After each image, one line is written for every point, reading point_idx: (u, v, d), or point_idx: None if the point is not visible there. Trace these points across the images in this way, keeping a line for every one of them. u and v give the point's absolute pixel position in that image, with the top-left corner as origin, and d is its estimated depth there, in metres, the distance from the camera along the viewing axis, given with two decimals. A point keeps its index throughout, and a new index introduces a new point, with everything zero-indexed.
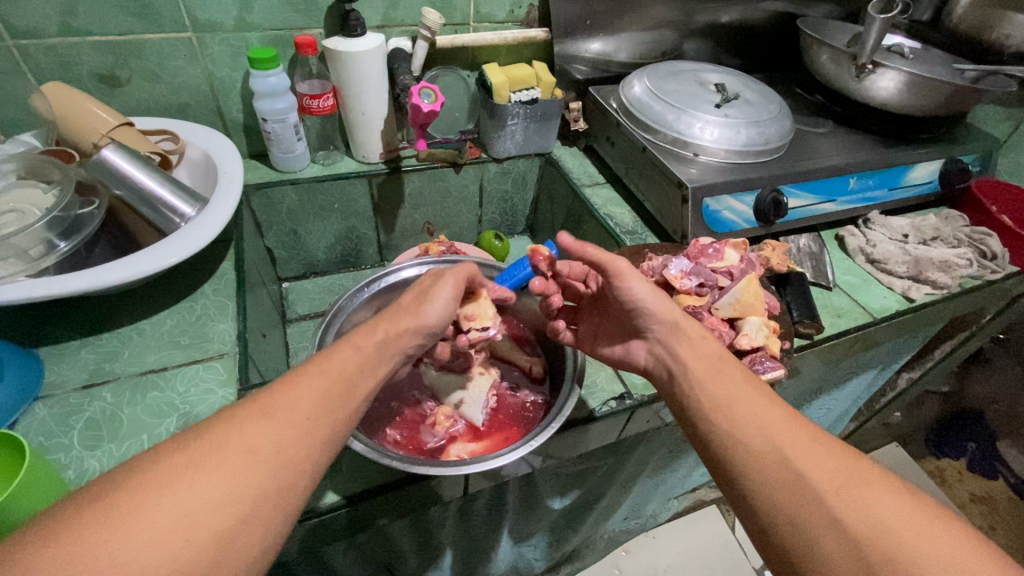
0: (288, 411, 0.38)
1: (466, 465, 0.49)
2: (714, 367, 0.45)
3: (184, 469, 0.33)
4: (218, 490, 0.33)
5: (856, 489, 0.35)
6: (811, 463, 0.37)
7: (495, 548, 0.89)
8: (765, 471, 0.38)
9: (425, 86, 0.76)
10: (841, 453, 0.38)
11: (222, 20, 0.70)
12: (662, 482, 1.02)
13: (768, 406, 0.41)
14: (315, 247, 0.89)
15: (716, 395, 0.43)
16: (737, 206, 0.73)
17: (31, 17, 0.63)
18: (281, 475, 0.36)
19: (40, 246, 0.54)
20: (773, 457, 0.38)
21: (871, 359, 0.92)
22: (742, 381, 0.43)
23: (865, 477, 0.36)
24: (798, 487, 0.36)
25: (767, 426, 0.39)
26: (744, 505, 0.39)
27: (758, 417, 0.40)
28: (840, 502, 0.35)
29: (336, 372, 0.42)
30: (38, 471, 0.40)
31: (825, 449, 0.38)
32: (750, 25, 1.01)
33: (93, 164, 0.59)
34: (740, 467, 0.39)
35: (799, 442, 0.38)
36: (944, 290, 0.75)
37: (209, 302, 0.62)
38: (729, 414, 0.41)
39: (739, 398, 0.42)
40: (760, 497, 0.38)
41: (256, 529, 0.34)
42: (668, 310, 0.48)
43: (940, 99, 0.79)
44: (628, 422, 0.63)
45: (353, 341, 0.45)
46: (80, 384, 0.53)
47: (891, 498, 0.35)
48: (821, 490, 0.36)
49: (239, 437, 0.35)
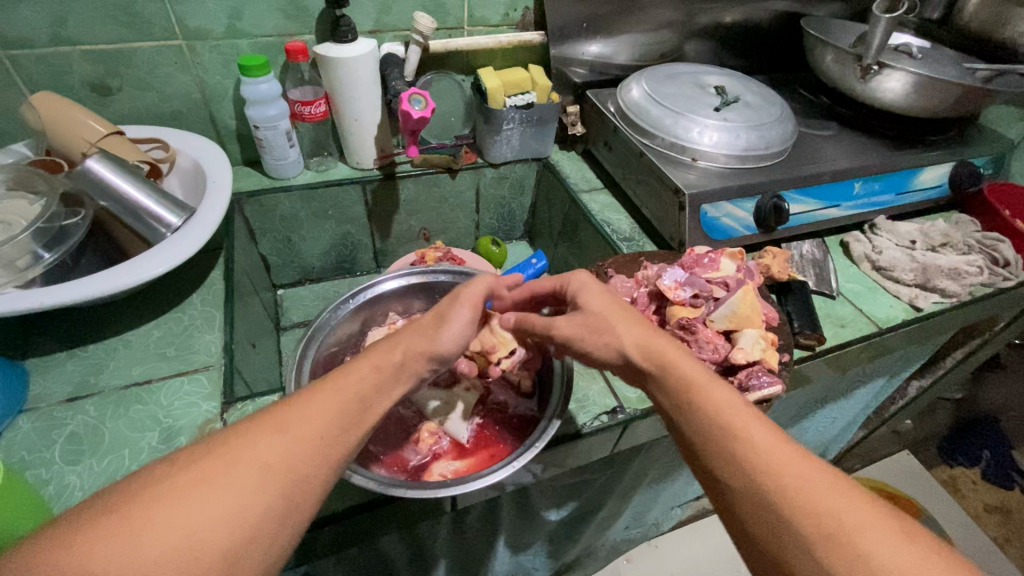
0: (301, 427, 0.37)
1: (446, 488, 0.48)
2: (693, 397, 0.42)
3: (196, 484, 0.32)
4: (226, 509, 0.32)
5: (849, 536, 0.33)
6: (803, 506, 0.35)
7: (492, 559, 0.87)
8: (757, 511, 0.36)
9: (416, 93, 0.74)
10: (840, 494, 0.35)
11: (212, 28, 0.70)
12: (663, 490, 1.00)
13: (762, 437, 0.38)
14: (310, 253, 0.89)
15: (700, 432, 0.40)
16: (736, 213, 0.71)
17: (19, 26, 0.63)
18: (289, 492, 0.35)
19: (26, 258, 0.54)
20: (762, 497, 0.36)
21: (879, 368, 0.89)
22: (729, 411, 0.40)
23: (864, 521, 0.34)
24: (787, 529, 0.35)
25: (761, 461, 0.37)
26: (741, 534, 0.38)
27: (752, 447, 0.38)
28: (829, 550, 0.33)
29: (351, 391, 0.40)
30: (12, 491, 0.40)
31: (824, 486, 0.36)
32: (753, 24, 0.99)
33: (78, 175, 0.58)
34: (733, 500, 0.38)
35: (788, 481, 0.36)
36: (953, 299, 0.72)
37: (197, 312, 0.62)
38: (722, 446, 0.39)
39: (736, 422, 0.39)
40: (756, 535, 0.37)
41: (263, 545, 0.33)
42: (637, 343, 0.46)
43: (950, 100, 0.76)
44: (623, 437, 0.61)
45: (371, 359, 0.43)
46: (64, 398, 0.52)
47: (888, 544, 0.33)
48: (808, 536, 0.34)
49: (253, 452, 0.35)
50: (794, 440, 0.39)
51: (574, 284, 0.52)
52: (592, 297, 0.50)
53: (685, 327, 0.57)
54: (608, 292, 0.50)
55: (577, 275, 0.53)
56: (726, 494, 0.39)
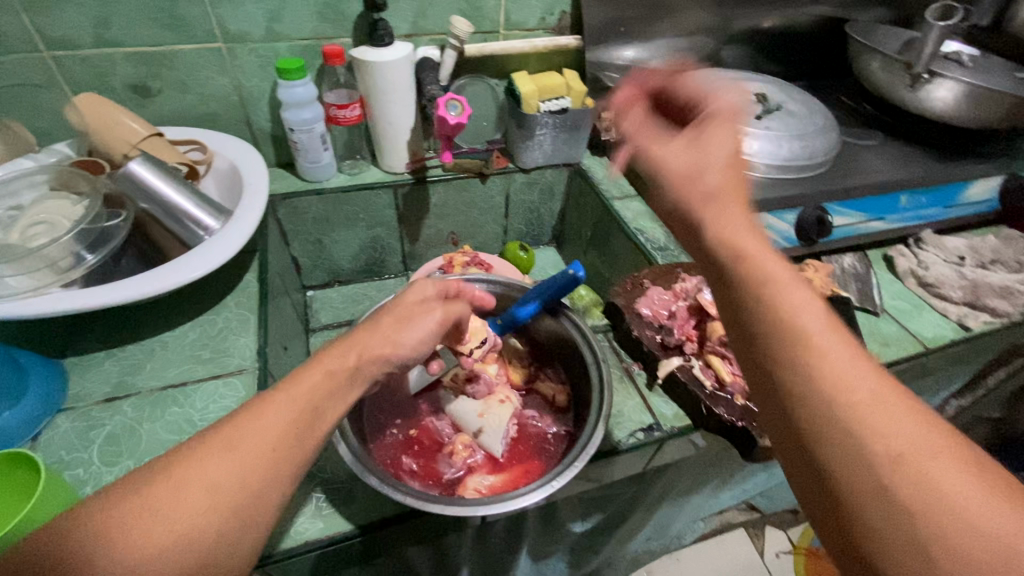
0: (253, 442, 0.35)
1: (482, 506, 0.47)
2: (759, 291, 0.34)
3: (134, 515, 0.31)
4: (169, 536, 0.31)
5: (921, 458, 0.27)
6: (872, 423, 0.28)
7: (514, 569, 0.86)
8: (816, 426, 0.30)
9: (453, 98, 0.74)
10: (911, 410, 0.28)
11: (251, 31, 0.70)
12: (688, 504, 0.98)
13: (829, 339, 0.31)
14: (339, 256, 0.89)
15: (762, 331, 0.33)
16: (777, 224, 0.69)
17: (65, 28, 0.64)
18: (244, 512, 0.34)
19: (70, 258, 0.55)
20: (827, 409, 0.29)
21: (920, 387, 0.85)
22: (801, 309, 0.32)
23: (945, 447, 0.27)
24: (836, 440, 0.29)
25: (824, 367, 0.30)
26: (788, 450, 0.32)
27: (817, 352, 0.31)
28: (896, 473, 0.27)
29: (304, 398, 0.39)
30: (54, 492, 0.40)
31: (899, 404, 0.29)
32: (794, 29, 0.96)
33: (120, 178, 0.59)
34: (792, 408, 0.31)
35: (856, 393, 0.29)
36: (1005, 319, 0.69)
37: (232, 314, 0.62)
38: (785, 348, 0.32)
39: (804, 320, 0.32)
40: (808, 453, 0.30)
41: (216, 567, 0.32)
42: (711, 210, 0.38)
43: (1004, 111, 0.73)
44: (657, 454, 0.59)
45: (323, 363, 0.42)
46: (102, 398, 0.53)
47: (966, 472, 0.26)
48: (874, 457, 0.27)
49: (200, 475, 0.33)
50: (866, 350, 0.31)
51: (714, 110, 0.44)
52: (720, 133, 0.41)
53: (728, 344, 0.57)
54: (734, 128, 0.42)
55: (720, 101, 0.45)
56: (769, 390, 0.33)
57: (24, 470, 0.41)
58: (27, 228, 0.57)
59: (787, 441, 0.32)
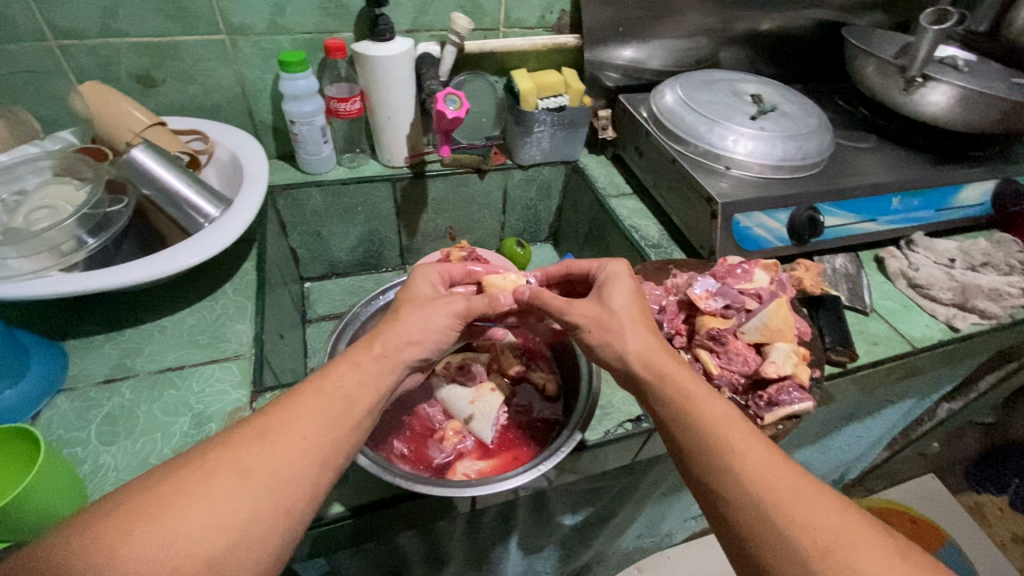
0: (285, 433, 0.38)
1: (470, 488, 0.49)
2: (687, 408, 0.44)
3: (174, 495, 0.34)
4: (207, 516, 0.33)
5: (841, 550, 0.35)
6: (796, 523, 0.37)
7: (504, 561, 0.87)
8: (760, 531, 0.38)
9: (451, 93, 0.75)
10: (835, 518, 0.37)
11: (255, 24, 0.71)
12: (678, 501, 0.99)
13: (748, 448, 0.41)
14: (338, 248, 0.90)
15: (697, 445, 0.42)
16: (770, 223, 0.70)
17: (72, 17, 0.65)
18: (274, 495, 0.36)
19: (71, 242, 0.55)
20: (761, 515, 0.38)
21: (908, 389, 0.86)
22: (727, 424, 0.43)
23: (857, 539, 0.36)
24: (783, 551, 0.36)
25: (753, 478, 0.39)
26: (742, 556, 0.39)
27: (746, 465, 0.40)
28: (824, 564, 0.35)
29: (333, 390, 0.42)
30: (54, 465, 0.42)
31: (819, 507, 0.38)
32: (791, 33, 0.97)
33: (122, 164, 0.60)
34: (737, 515, 0.39)
35: (783, 499, 0.38)
36: (994, 321, 0.70)
37: (229, 302, 0.63)
38: (722, 462, 0.41)
39: (734, 435, 0.42)
40: (755, 555, 0.38)
41: (251, 549, 0.34)
42: (637, 359, 0.48)
43: (996, 116, 0.74)
44: (645, 445, 0.60)
45: (354, 356, 0.44)
46: (101, 379, 0.54)
47: (878, 559, 0.35)
48: (803, 551, 0.36)
49: (234, 460, 0.36)
50: (783, 457, 0.41)
51: (608, 273, 0.55)
52: (618, 289, 0.52)
53: (715, 338, 0.58)
54: (630, 288, 0.53)
55: (612, 263, 0.56)
56: (709, 500, 0.41)
57: (24, 445, 0.43)
58: (30, 213, 0.58)
59: (738, 546, 0.39)
